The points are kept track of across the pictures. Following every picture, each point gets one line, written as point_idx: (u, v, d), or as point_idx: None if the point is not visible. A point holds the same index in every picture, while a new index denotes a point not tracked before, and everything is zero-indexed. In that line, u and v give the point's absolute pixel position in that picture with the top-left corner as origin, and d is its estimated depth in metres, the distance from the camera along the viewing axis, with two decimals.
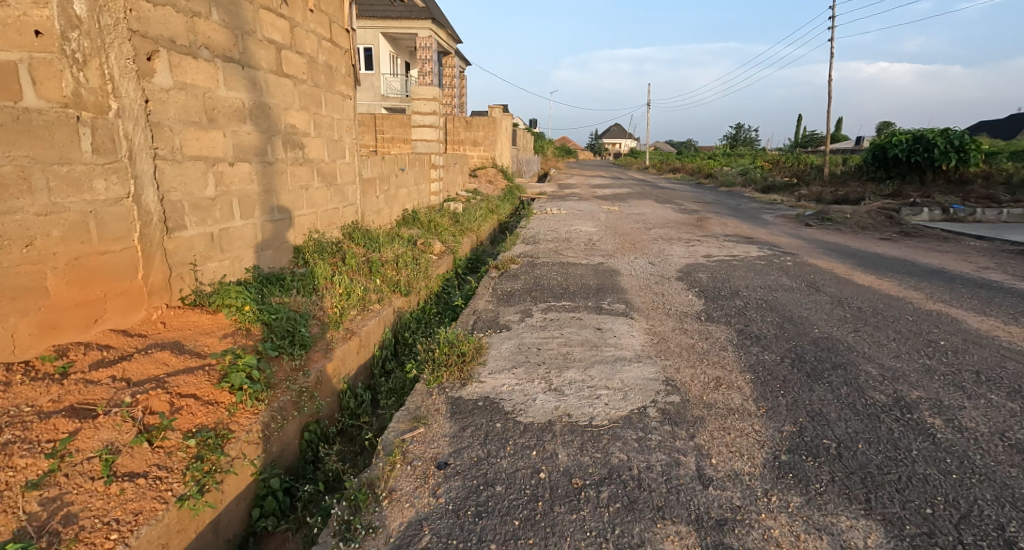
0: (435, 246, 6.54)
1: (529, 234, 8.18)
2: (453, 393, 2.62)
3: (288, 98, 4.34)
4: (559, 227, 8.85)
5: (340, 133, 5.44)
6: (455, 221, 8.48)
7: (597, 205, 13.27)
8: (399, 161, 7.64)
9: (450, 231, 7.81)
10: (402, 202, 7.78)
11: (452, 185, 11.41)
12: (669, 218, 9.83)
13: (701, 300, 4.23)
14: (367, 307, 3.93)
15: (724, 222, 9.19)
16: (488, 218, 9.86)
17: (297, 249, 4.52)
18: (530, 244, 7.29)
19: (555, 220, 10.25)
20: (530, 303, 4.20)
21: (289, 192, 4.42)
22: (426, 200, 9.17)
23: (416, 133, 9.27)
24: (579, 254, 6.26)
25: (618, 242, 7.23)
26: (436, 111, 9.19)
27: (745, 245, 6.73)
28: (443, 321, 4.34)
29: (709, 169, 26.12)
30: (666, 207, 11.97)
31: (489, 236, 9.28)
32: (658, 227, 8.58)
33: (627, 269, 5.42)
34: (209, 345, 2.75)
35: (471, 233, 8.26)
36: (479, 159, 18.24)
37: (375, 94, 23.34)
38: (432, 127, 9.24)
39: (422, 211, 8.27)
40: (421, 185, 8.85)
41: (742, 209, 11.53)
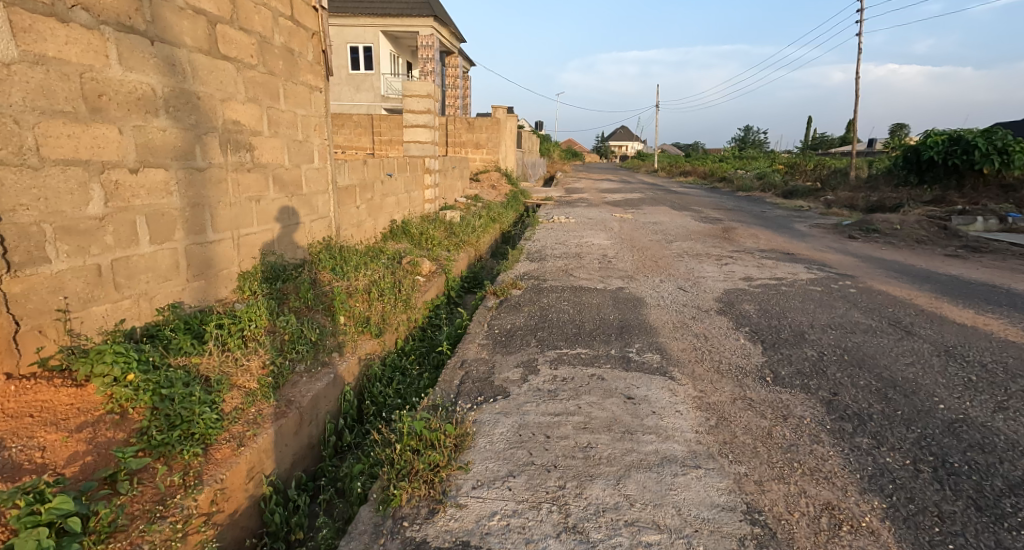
0: (425, 265, 5.62)
1: (536, 248, 7.25)
2: (414, 536, 1.68)
3: (228, 86, 3.42)
4: (568, 239, 7.92)
5: (306, 133, 4.52)
6: (450, 234, 7.54)
7: (609, 212, 12.34)
8: (386, 166, 6.72)
9: (443, 246, 6.88)
10: (389, 213, 6.86)
11: (450, 192, 10.49)
12: (690, 228, 8.87)
13: (756, 348, 3.26)
14: (321, 361, 3.00)
15: (753, 233, 8.23)
16: (488, 229, 8.91)
17: (241, 277, 3.60)
18: (536, 261, 6.35)
19: (563, 230, 9.34)
20: (535, 352, 3.27)
21: (231, 206, 3.50)
22: (420, 209, 8.26)
23: (409, 134, 8.34)
24: (594, 276, 5.32)
25: (637, 259, 6.30)
26: (430, 111, 8.27)
27: (787, 264, 5.76)
28: (424, 373, 3.41)
29: (722, 172, 25.17)
30: (684, 214, 11.01)
31: (489, 249, 8.34)
32: (680, 239, 7.63)
33: (653, 298, 4.48)
34: (46, 450, 1.79)
35: (469, 248, 7.33)
36: (483, 163, 17.34)
37: (374, 94, 22.55)
38: (426, 128, 8.32)
39: (414, 222, 7.36)
40: (414, 192, 7.93)
41: (768, 217, 10.57)
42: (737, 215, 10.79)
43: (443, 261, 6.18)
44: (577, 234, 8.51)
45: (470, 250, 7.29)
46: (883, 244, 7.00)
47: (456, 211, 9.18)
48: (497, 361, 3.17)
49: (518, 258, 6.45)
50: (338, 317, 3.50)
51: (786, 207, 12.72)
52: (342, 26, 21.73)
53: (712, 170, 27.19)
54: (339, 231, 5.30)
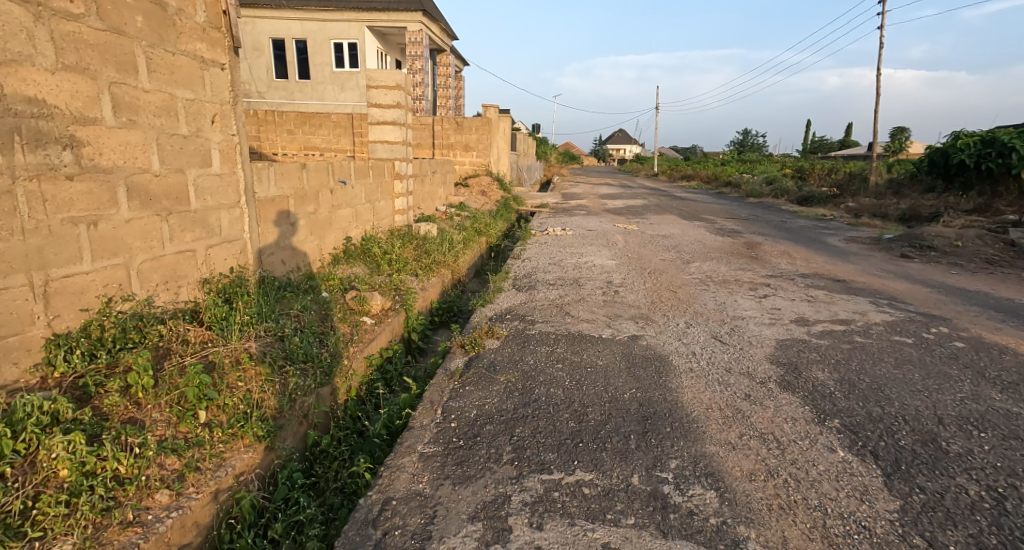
0: (375, 299, 4.34)
1: (526, 271, 5.97)
2: None
3: (7, 42, 2.13)
4: (565, 259, 6.64)
5: (196, 125, 3.24)
6: (418, 251, 6.26)
7: (611, 222, 11.10)
8: (338, 172, 5.44)
9: (406, 271, 5.59)
10: (342, 230, 5.56)
11: (429, 201, 9.20)
12: (707, 246, 7.60)
13: (872, 477, 1.98)
14: (116, 523, 1.68)
15: (783, 251, 6.97)
16: (469, 245, 7.63)
17: (50, 344, 2.29)
18: (523, 292, 5.05)
19: (559, 245, 8.10)
20: (505, 487, 1.97)
21: (24, 235, 2.22)
22: (388, 221, 7.02)
23: (374, 133, 7.04)
24: (597, 321, 4.04)
25: (651, 290, 5.03)
26: (400, 105, 6.97)
27: (843, 299, 4.50)
28: (330, 515, 2.13)
29: (728, 177, 24.01)
30: (697, 226, 9.75)
31: (469, 270, 7.03)
32: (700, 262, 6.37)
33: (681, 364, 3.20)
34: None
35: (444, 272, 6.05)
36: (473, 167, 16.08)
37: (362, 94, 21.27)
38: (396, 126, 7.03)
39: (378, 240, 6.11)
40: (379, 203, 6.64)
41: (792, 230, 9.34)
42: (756, 228, 9.52)
43: (404, 292, 4.89)
44: (576, 252, 7.24)
45: (444, 275, 5.99)
46: (948, 267, 5.76)
47: (434, 224, 7.89)
48: (441, 507, 1.88)
49: (502, 287, 5.16)
50: (198, 411, 2.19)
51: (806, 217, 11.48)
52: (325, 21, 20.46)
53: (716, 175, 25.98)
54: (258, 258, 4.00)
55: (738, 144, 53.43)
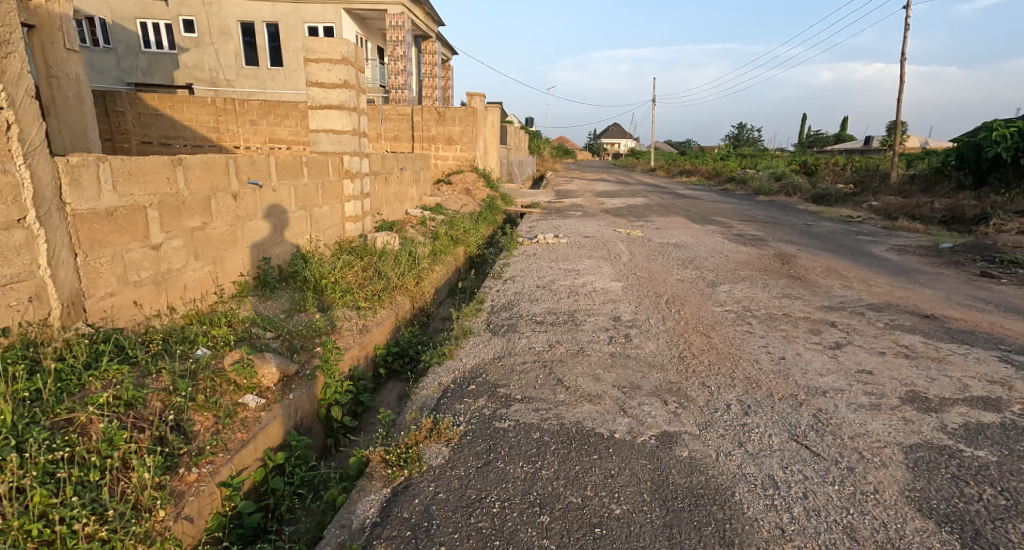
0: (269, 363, 2.85)
1: (504, 302, 4.58)
2: None
3: None
4: (556, 282, 5.26)
5: None
6: (362, 274, 4.84)
7: (611, 225, 9.76)
8: (247, 170, 4.00)
9: (339, 308, 4.20)
10: (253, 249, 4.13)
11: (396, 205, 7.77)
12: (730, 260, 6.24)
13: None
14: None
15: (826, 268, 5.61)
16: (437, 263, 6.24)
17: None
18: (495, 339, 3.65)
19: (551, 257, 6.74)
20: None
21: None
22: (335, 234, 5.65)
23: (316, 119, 5.59)
24: (601, 404, 2.65)
25: (673, 336, 3.66)
26: (346, 84, 5.56)
27: (955, 355, 3.14)
28: None
29: (731, 172, 22.74)
30: (711, 233, 8.37)
31: (436, 294, 5.64)
32: (728, 286, 5.02)
33: (762, 518, 1.81)
34: None
35: (398, 302, 4.67)
36: (457, 162, 14.64)
37: None
38: (342, 111, 5.61)
39: (312, 260, 4.73)
40: (318, 210, 5.23)
41: (823, 237, 8.02)
42: (779, 235, 8.15)
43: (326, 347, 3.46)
44: (570, 269, 5.87)
45: (398, 307, 4.60)
46: None
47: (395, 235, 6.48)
48: None
49: (468, 330, 3.77)
50: None
51: (830, 221, 10.13)
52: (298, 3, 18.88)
53: (718, 171, 24.60)
54: (77, 303, 2.58)
55: (734, 138, 52.10)
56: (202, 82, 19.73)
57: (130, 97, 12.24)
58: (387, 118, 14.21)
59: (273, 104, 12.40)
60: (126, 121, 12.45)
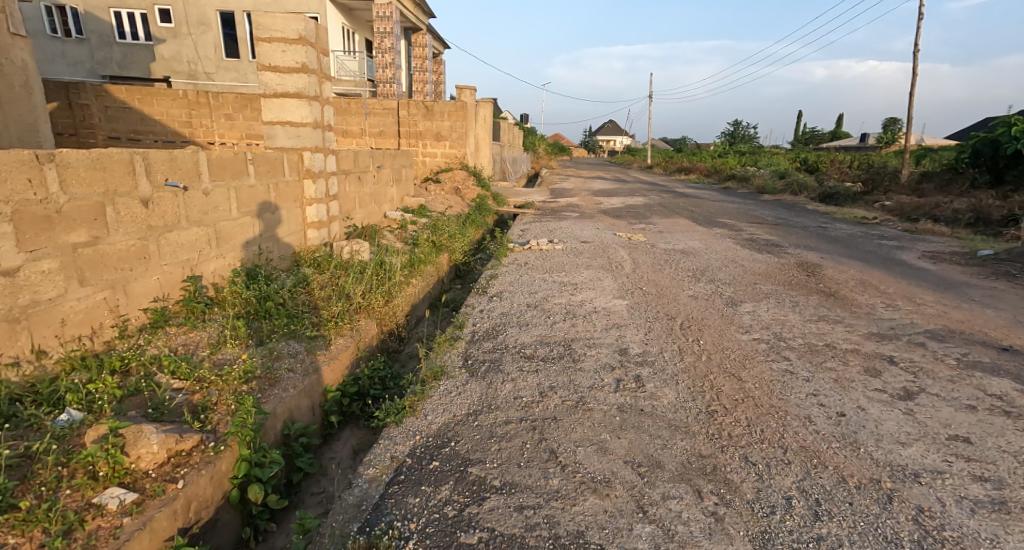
0: (150, 440, 2.06)
1: (488, 328, 3.84)
2: None
3: None
4: (550, 301, 4.52)
5: None
6: (318, 296, 4.09)
7: (610, 228, 9.03)
8: (164, 168, 3.23)
9: (284, 340, 3.43)
10: (176, 267, 3.36)
11: (372, 207, 7.00)
12: (746, 271, 5.52)
13: None
14: None
15: (860, 281, 4.89)
16: (413, 276, 5.50)
17: None
18: (470, 388, 2.91)
19: (545, 267, 5.99)
20: None
21: None
22: (293, 243, 4.86)
23: (271, 109, 4.84)
24: (608, 499, 1.92)
25: (695, 379, 2.93)
26: (305, 68, 4.80)
27: None
28: None
29: (732, 170, 22.05)
30: (720, 238, 7.66)
31: (408, 314, 4.88)
32: (751, 306, 4.30)
33: None
34: None
35: (361, 329, 3.92)
36: (446, 160, 13.86)
37: None
38: (301, 100, 4.86)
39: (259, 279, 3.95)
40: (269, 216, 4.47)
41: (844, 242, 7.29)
42: (795, 240, 7.44)
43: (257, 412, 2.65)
44: (565, 283, 5.13)
45: (360, 336, 3.84)
46: None
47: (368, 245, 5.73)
48: None
49: (438, 372, 3.03)
50: None
51: (846, 222, 9.43)
52: None
53: (718, 169, 23.92)
54: None
55: (729, 135, 51.53)
56: (180, 75, 18.85)
57: (94, 89, 11.17)
58: (372, 112, 13.42)
59: (248, 97, 11.49)
60: (89, 113, 11.37)
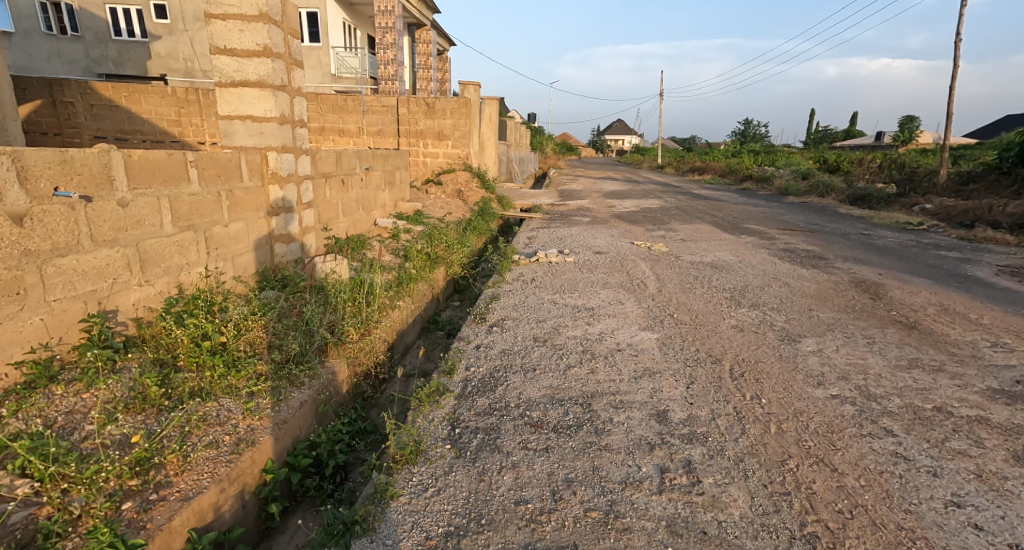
0: None
1: (485, 378, 3.06)
2: None
3: None
4: (562, 337, 3.70)
5: None
6: (274, 326, 3.26)
7: (627, 235, 8.19)
8: (49, 171, 2.46)
9: (216, 396, 2.60)
10: (74, 300, 2.57)
11: (358, 214, 6.19)
12: (794, 293, 4.68)
13: None
14: None
15: (940, 307, 4.04)
16: (400, 297, 4.71)
17: None
18: (454, 483, 2.08)
19: (556, 285, 5.18)
20: None
21: None
22: (252, 261, 4.03)
23: (227, 101, 4.01)
24: None
25: (770, 469, 2.09)
26: (268, 51, 3.97)
27: None
28: None
29: (749, 170, 21.13)
30: (752, 249, 6.82)
31: (387, 348, 4.09)
32: (813, 343, 3.46)
33: None
34: None
35: (325, 377, 3.09)
36: (448, 160, 13.06)
37: (323, 73, 18.47)
38: (264, 90, 4.04)
39: (199, 312, 3.10)
40: (220, 229, 3.65)
41: (896, 254, 6.43)
42: (838, 252, 6.58)
43: (143, 527, 1.83)
44: (581, 310, 4.32)
45: (322, 384, 3.04)
46: None
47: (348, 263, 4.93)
48: None
49: (411, 453, 2.21)
50: None
51: (888, 229, 8.55)
52: None
53: (733, 169, 22.98)
54: None
55: (739, 134, 50.46)
56: (176, 72, 18.31)
57: (80, 86, 9.89)
58: (370, 109, 12.65)
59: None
60: (76, 113, 10.14)
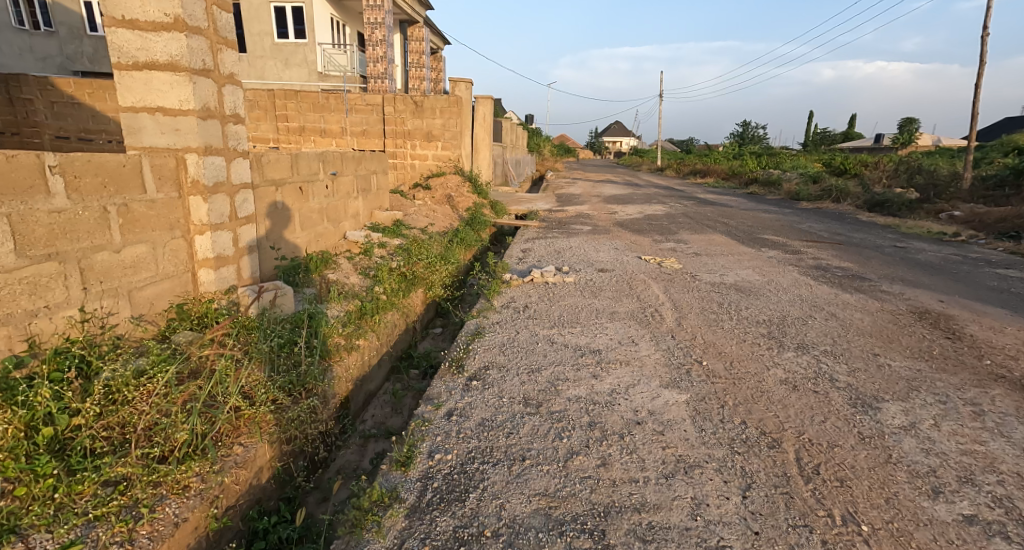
0: None
1: (455, 472, 2.18)
2: None
3: None
4: (562, 399, 2.82)
5: None
6: (168, 391, 2.31)
7: (633, 248, 7.33)
8: None
9: (25, 532, 1.74)
10: None
11: (322, 227, 5.29)
12: (845, 330, 3.82)
13: None
14: None
15: None
16: (363, 331, 3.81)
17: None
18: None
19: (554, 316, 4.31)
20: None
21: None
22: (164, 294, 3.10)
23: (130, 88, 3.02)
24: None
25: None
26: (180, 23, 3.00)
27: None
28: None
29: (755, 173, 20.33)
30: (779, 267, 5.97)
31: (337, 405, 3.20)
32: (898, 410, 2.58)
33: None
34: None
35: (227, 475, 2.17)
36: (437, 163, 12.15)
37: (309, 71, 17.53)
38: (177, 74, 3.05)
39: (55, 378, 2.23)
40: (104, 256, 2.74)
41: (947, 273, 5.59)
42: (879, 271, 5.72)
43: None
44: (585, 356, 3.44)
45: (219, 485, 2.13)
46: None
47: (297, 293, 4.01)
48: None
49: None
50: None
51: (923, 242, 7.73)
52: None
53: (738, 172, 22.15)
54: None
55: (739, 136, 49.68)
56: None
57: (39, 80, 7.91)
58: (354, 108, 11.80)
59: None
60: (36, 111, 8.13)
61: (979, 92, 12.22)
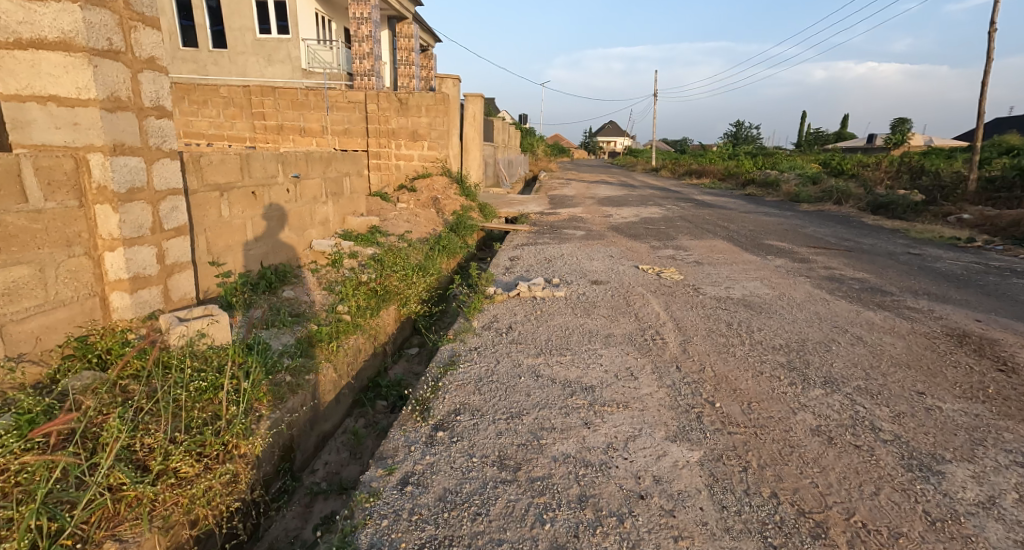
0: None
1: None
2: None
3: None
4: (546, 460, 2.29)
5: None
6: (25, 465, 1.83)
7: (630, 256, 6.81)
8: None
9: None
10: None
11: (282, 235, 4.72)
12: (877, 358, 3.30)
13: None
14: None
15: None
16: (317, 362, 3.25)
17: None
18: None
19: (541, 341, 3.78)
20: None
21: None
22: (58, 326, 2.55)
23: (10, 71, 2.39)
24: None
25: None
26: None
27: None
28: None
29: (752, 173, 19.90)
30: (789, 279, 5.46)
31: (273, 461, 2.67)
32: (969, 479, 2.08)
33: None
34: None
35: None
36: (423, 163, 11.56)
37: (293, 68, 16.88)
38: (71, 54, 2.48)
39: None
40: None
41: (974, 286, 5.11)
42: (899, 283, 5.22)
43: None
44: (576, 397, 2.90)
45: None
46: None
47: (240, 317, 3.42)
48: None
49: None
50: None
51: (937, 248, 7.27)
52: None
53: (734, 173, 21.71)
54: None
55: (733, 136, 49.39)
56: None
57: None
58: (335, 106, 11.20)
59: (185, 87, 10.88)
60: None
61: (985, 91, 11.80)
